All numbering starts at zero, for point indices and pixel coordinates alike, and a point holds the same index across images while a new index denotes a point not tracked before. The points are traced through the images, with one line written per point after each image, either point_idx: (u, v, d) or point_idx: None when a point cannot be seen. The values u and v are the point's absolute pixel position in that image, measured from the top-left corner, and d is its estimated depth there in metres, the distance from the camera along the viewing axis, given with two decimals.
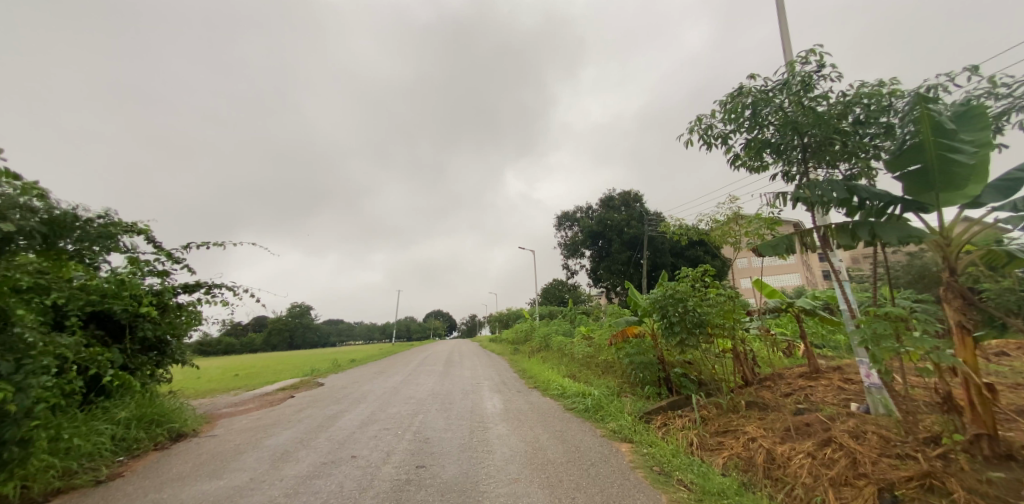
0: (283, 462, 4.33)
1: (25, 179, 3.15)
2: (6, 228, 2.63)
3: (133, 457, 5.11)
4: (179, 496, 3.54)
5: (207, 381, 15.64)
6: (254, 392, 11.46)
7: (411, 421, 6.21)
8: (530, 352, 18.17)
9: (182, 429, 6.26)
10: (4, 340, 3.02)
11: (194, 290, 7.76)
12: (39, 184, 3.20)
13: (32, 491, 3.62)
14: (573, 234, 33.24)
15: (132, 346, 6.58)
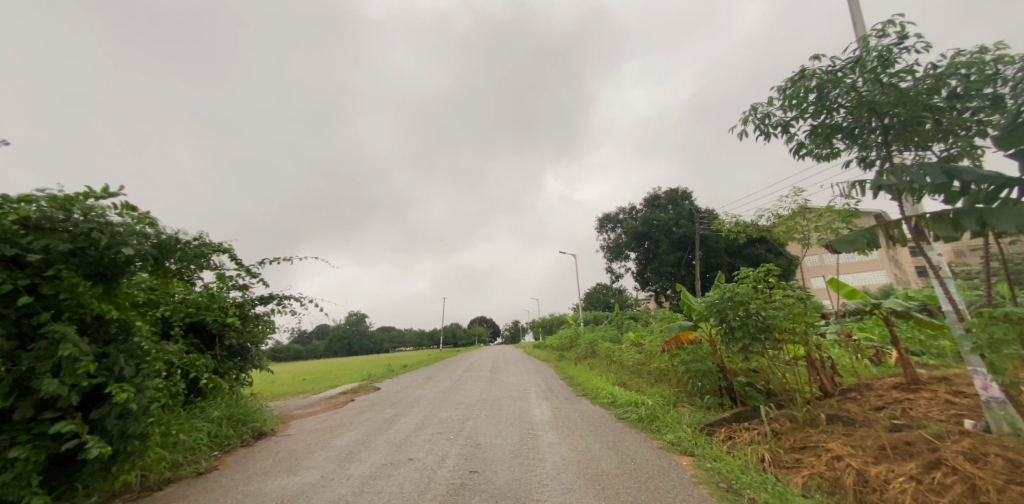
0: (349, 462, 4.62)
1: (140, 211, 3.68)
2: (126, 251, 3.09)
3: (225, 451, 5.75)
4: (262, 489, 3.91)
5: (277, 385, 17.08)
6: (319, 395, 12.35)
7: (463, 426, 6.34)
8: (577, 359, 17.80)
9: (262, 428, 6.91)
10: (127, 347, 3.56)
11: (268, 302, 8.59)
12: (151, 214, 3.71)
13: (149, 479, 4.21)
14: (617, 236, 32.25)
15: (221, 352, 7.42)
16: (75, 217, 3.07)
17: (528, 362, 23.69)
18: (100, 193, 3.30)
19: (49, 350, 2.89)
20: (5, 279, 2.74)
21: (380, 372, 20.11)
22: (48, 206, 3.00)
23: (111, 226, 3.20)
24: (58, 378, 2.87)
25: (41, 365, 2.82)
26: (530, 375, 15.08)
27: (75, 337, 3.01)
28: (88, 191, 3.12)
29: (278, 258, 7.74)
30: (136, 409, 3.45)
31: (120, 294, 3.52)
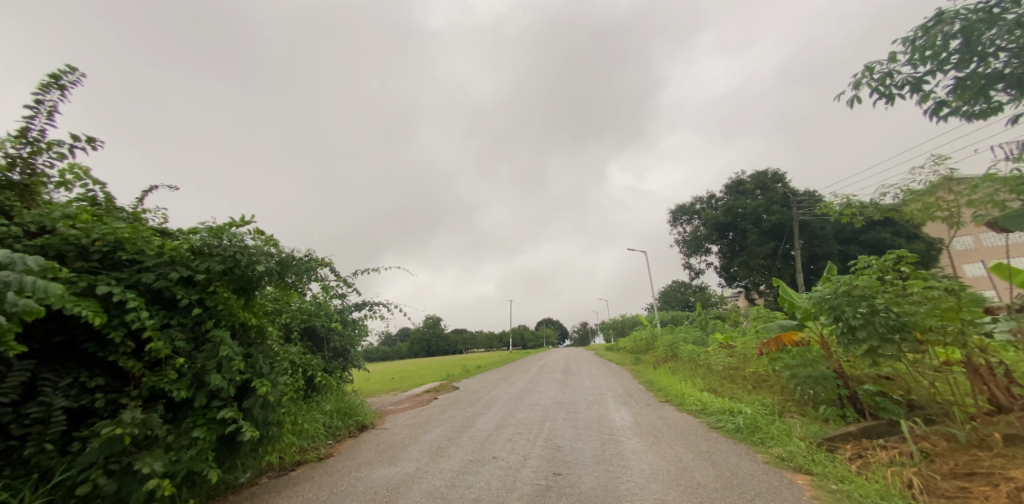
0: (441, 456, 4.95)
1: (267, 235, 4.39)
2: (259, 268, 3.72)
3: (337, 440, 6.56)
4: (370, 477, 4.38)
5: (366, 383, 18.80)
6: (407, 393, 13.37)
7: (544, 428, 6.37)
8: (657, 362, 16.74)
9: (364, 422, 7.73)
10: (263, 349, 4.26)
11: (363, 308, 9.61)
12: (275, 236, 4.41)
13: (285, 460, 5.00)
14: (694, 228, 29.73)
15: (328, 353, 8.48)
16: (224, 243, 3.79)
17: (604, 364, 22.95)
18: (239, 221, 4.02)
19: (214, 351, 3.60)
20: (183, 294, 3.50)
21: (456, 372, 21.00)
22: (205, 235, 3.75)
23: (248, 248, 3.88)
24: (220, 374, 3.55)
25: (208, 364, 3.51)
26: (605, 378, 14.58)
27: (228, 340, 3.70)
28: (232, 221, 3.83)
29: (369, 268, 8.63)
30: (272, 401, 4.12)
31: (257, 305, 4.24)
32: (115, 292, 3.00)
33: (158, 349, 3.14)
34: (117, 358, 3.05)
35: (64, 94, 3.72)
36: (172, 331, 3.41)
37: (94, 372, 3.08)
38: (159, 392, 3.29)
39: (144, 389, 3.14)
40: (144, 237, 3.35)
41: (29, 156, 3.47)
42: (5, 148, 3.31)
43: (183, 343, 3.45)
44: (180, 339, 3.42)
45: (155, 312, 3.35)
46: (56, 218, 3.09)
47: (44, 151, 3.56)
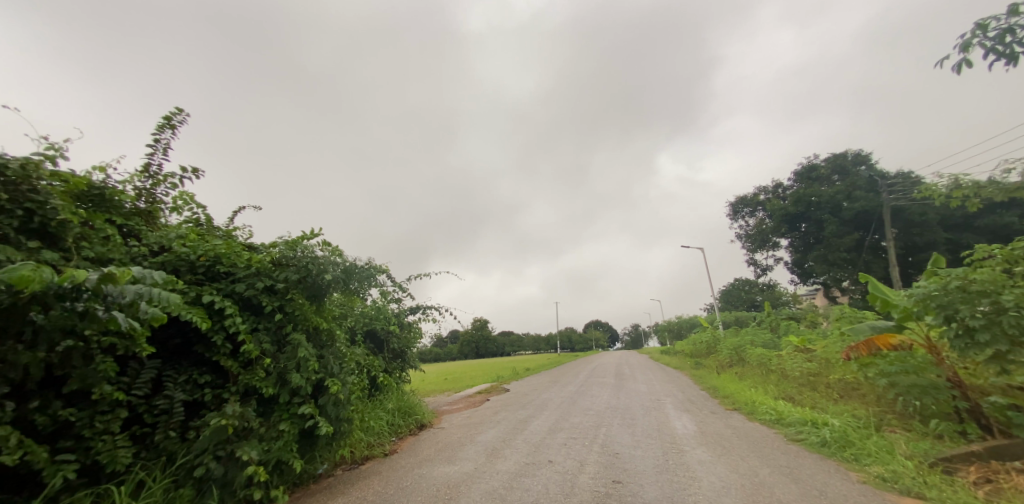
0: (497, 458, 5.04)
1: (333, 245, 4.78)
2: (326, 277, 4.08)
3: (399, 437, 6.94)
4: (432, 474, 4.58)
5: (421, 383, 19.71)
6: (460, 394, 13.75)
7: (601, 434, 6.22)
8: (721, 366, 15.62)
9: (423, 421, 8.09)
10: (333, 350, 4.63)
11: (417, 311, 10.06)
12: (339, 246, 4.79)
13: (355, 454, 5.38)
14: (758, 221, 27.46)
15: (387, 354, 9.00)
16: (298, 254, 4.20)
17: (661, 368, 21.89)
18: (310, 234, 4.43)
19: (293, 352, 3.99)
20: (267, 302, 3.92)
21: (506, 374, 21.24)
22: (283, 248, 4.17)
23: (318, 259, 4.25)
24: (299, 373, 3.92)
25: (289, 364, 3.88)
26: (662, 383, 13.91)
27: (304, 343, 4.07)
28: (303, 235, 4.23)
29: (421, 273, 9.02)
30: (342, 399, 4.45)
31: (327, 310, 4.62)
32: (214, 301, 3.45)
33: (249, 351, 3.55)
34: (219, 358, 3.50)
35: (172, 132, 4.34)
36: (259, 335, 3.84)
37: (203, 371, 3.55)
38: (251, 389, 3.72)
39: (240, 386, 3.57)
40: (236, 251, 3.83)
41: (150, 187, 4.11)
42: (133, 183, 3.95)
43: (269, 345, 3.87)
44: (266, 342, 3.84)
45: (246, 318, 3.80)
46: (170, 238, 3.66)
47: (161, 182, 4.20)
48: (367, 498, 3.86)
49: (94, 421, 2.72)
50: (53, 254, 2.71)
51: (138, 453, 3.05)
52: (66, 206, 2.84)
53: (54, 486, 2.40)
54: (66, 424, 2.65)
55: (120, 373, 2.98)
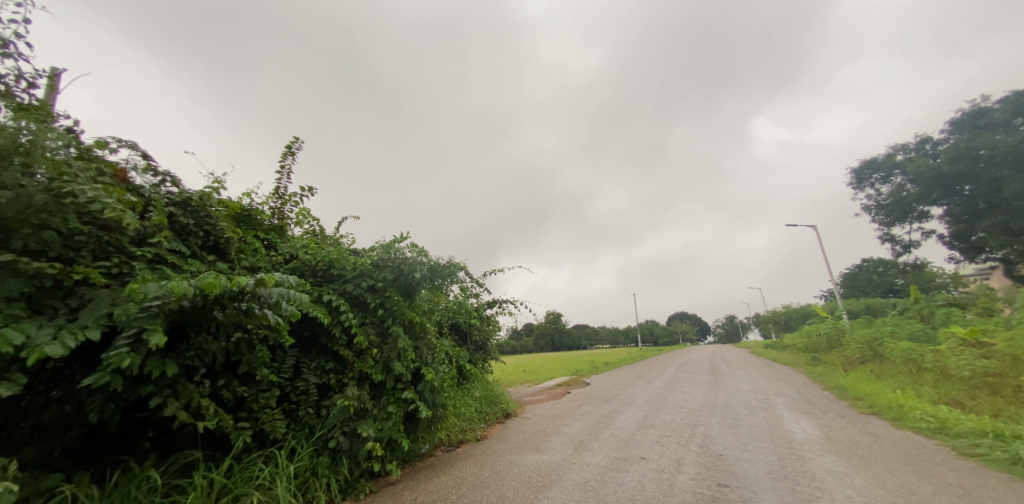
0: (586, 450, 5.01)
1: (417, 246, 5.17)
2: (415, 274, 4.48)
3: (488, 424, 7.34)
4: (522, 461, 4.75)
5: (501, 373, 20.43)
6: (541, 386, 13.97)
7: (699, 434, 5.83)
8: (849, 363, 13.38)
9: (507, 410, 8.42)
10: (426, 341, 5.03)
11: (494, 306, 10.44)
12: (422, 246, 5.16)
13: (451, 437, 5.83)
14: (895, 187, 22.90)
15: (470, 346, 9.52)
16: (391, 255, 4.65)
17: (767, 364, 19.58)
18: (399, 237, 4.87)
19: (394, 343, 4.43)
20: (371, 299, 4.43)
21: (586, 367, 20.93)
22: (380, 251, 4.66)
23: (407, 259, 4.66)
24: (400, 362, 4.36)
25: (392, 353, 4.34)
26: (769, 381, 12.44)
27: (402, 335, 4.51)
28: (394, 238, 4.68)
29: (498, 269, 9.26)
30: (437, 386, 4.84)
31: (418, 305, 5.04)
32: (332, 300, 4.02)
33: (360, 342, 4.07)
34: (338, 348, 4.07)
35: (293, 158, 5.10)
36: (367, 328, 4.36)
37: (328, 359, 4.17)
38: (365, 375, 4.25)
39: (356, 372, 4.11)
40: (344, 256, 4.41)
41: (280, 206, 4.91)
42: (268, 203, 4.77)
43: (375, 337, 4.38)
44: (372, 334, 4.35)
45: (356, 314, 4.34)
46: (297, 248, 4.36)
47: (287, 202, 4.97)
48: (466, 478, 4.15)
49: (258, 397, 3.39)
50: (223, 265, 3.45)
51: (289, 425, 3.72)
52: (228, 226, 3.58)
53: (237, 447, 3.05)
54: (242, 399, 3.36)
55: (272, 359, 3.67)
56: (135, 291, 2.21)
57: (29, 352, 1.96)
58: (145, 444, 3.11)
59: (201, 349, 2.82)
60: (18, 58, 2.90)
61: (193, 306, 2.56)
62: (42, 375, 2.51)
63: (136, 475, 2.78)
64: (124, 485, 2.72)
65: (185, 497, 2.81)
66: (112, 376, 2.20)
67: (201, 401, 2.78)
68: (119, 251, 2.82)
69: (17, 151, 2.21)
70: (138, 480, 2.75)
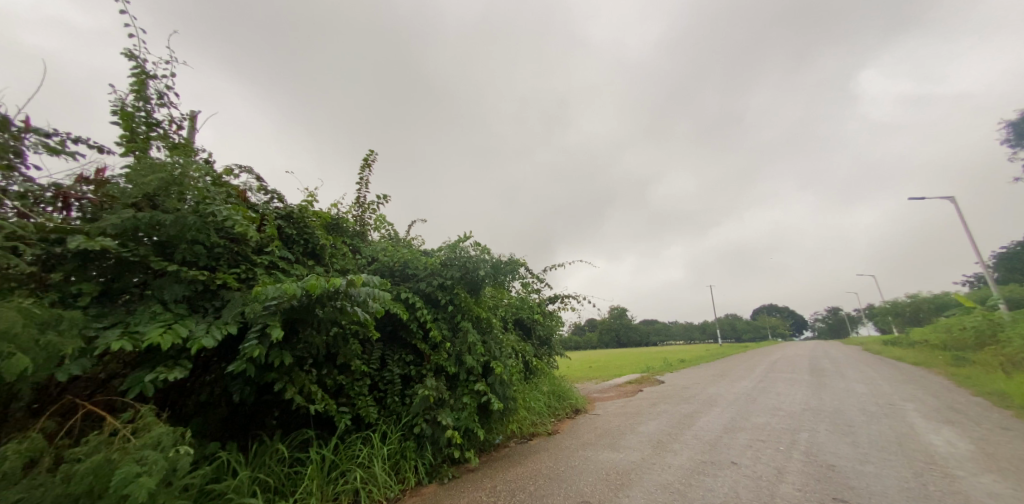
0: (669, 452, 4.77)
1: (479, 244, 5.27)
2: (480, 272, 4.59)
3: (558, 419, 7.36)
4: (596, 457, 4.68)
5: (567, 369, 20.26)
6: (608, 383, 13.62)
7: (801, 440, 5.27)
8: (1013, 363, 10.89)
9: (576, 405, 8.37)
10: (493, 337, 5.13)
11: (556, 301, 10.40)
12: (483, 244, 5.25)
13: (522, 429, 5.94)
14: None
15: (535, 341, 9.60)
16: (456, 255, 4.81)
17: (882, 364, 16.89)
18: (463, 237, 5.01)
19: (463, 338, 4.59)
20: (442, 296, 4.64)
21: (657, 365, 19.93)
22: (446, 251, 4.85)
23: (471, 258, 4.78)
24: (471, 355, 4.51)
25: (463, 347, 4.51)
26: (887, 384, 10.75)
27: (471, 329, 4.65)
28: (458, 238, 4.83)
29: (560, 264, 9.17)
30: (507, 379, 4.91)
31: (483, 301, 5.15)
32: (408, 298, 4.29)
33: (434, 336, 4.31)
34: (416, 342, 4.37)
35: (370, 169, 5.49)
36: (439, 323, 4.59)
37: (407, 352, 4.48)
38: (441, 367, 4.48)
39: (433, 365, 4.35)
40: (415, 256, 4.67)
41: (362, 214, 5.32)
42: (352, 212, 5.20)
43: (447, 332, 4.59)
44: (444, 330, 4.57)
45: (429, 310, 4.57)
46: (377, 251, 4.73)
47: (367, 210, 5.37)
48: (542, 471, 4.19)
49: (354, 385, 3.76)
50: (320, 268, 3.87)
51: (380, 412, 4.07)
52: (322, 233, 4.00)
53: (339, 428, 3.42)
54: (342, 386, 3.74)
55: (362, 351, 4.05)
56: (259, 293, 2.57)
57: (191, 343, 2.47)
58: (272, 421, 3.60)
59: (308, 342, 3.20)
60: (169, 106, 3.82)
61: (300, 305, 2.88)
62: (197, 363, 3.00)
63: (268, 447, 3.25)
64: (261, 455, 3.21)
65: (305, 469, 3.22)
66: (247, 365, 2.74)
67: (311, 387, 3.20)
68: (244, 258, 3.31)
69: (174, 182, 2.78)
70: (270, 451, 3.21)
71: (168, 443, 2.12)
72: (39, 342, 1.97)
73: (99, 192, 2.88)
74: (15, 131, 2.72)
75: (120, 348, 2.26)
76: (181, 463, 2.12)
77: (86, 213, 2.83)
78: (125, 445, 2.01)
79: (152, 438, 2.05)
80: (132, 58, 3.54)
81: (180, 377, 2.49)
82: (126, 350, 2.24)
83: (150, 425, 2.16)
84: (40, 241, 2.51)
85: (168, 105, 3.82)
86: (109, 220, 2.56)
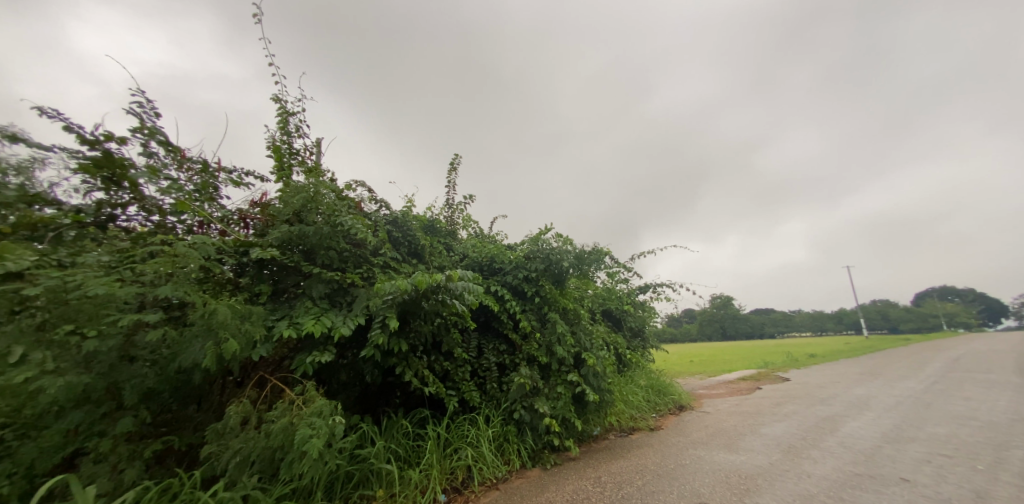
0: (808, 459, 4.14)
1: (560, 236, 5.23)
2: (564, 264, 4.58)
3: (660, 415, 6.97)
4: (712, 457, 4.31)
5: (665, 364, 18.96)
6: (716, 379, 12.40)
7: (1011, 459, 4.11)
8: None
9: (680, 401, 7.82)
10: (583, 328, 5.06)
11: (647, 291, 9.83)
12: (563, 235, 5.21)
13: (622, 422, 5.78)
14: None
15: (627, 333, 9.22)
16: (540, 247, 4.84)
17: None
18: (545, 229, 5.03)
19: (553, 329, 4.62)
20: (528, 288, 4.74)
21: (776, 360, 17.50)
22: (529, 244, 4.94)
23: (554, 249, 4.78)
24: (561, 346, 4.54)
25: (553, 338, 4.56)
26: None
27: (560, 320, 4.68)
28: (541, 232, 4.87)
29: (648, 251, 8.63)
30: (600, 370, 4.82)
31: (569, 292, 5.09)
32: (498, 291, 4.50)
33: (524, 326, 4.45)
34: (508, 331, 4.55)
35: (455, 172, 5.83)
36: (528, 314, 4.69)
37: (500, 342, 4.68)
38: (533, 356, 4.58)
39: (525, 354, 4.48)
40: (501, 251, 4.85)
41: (452, 215, 5.70)
42: (444, 213, 5.61)
43: (536, 322, 4.68)
44: (532, 321, 4.67)
45: (517, 301, 4.71)
46: (467, 248, 5.02)
47: (456, 210, 5.73)
48: (649, 466, 4.02)
49: (457, 371, 4.06)
50: (423, 266, 4.25)
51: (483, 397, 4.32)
52: (421, 235, 4.40)
53: (449, 409, 3.74)
54: (447, 371, 4.08)
55: (461, 340, 4.35)
56: (379, 289, 2.93)
57: (335, 331, 2.94)
58: (396, 400, 4.08)
59: (418, 331, 3.56)
60: (303, 137, 4.55)
61: (410, 299, 3.20)
62: (337, 349, 3.54)
63: (395, 422, 3.70)
64: (389, 429, 3.67)
65: (425, 443, 3.59)
66: (374, 350, 3.13)
67: (424, 371, 3.58)
68: (365, 259, 3.80)
69: (310, 199, 3.31)
70: (396, 426, 3.66)
71: (328, 411, 2.56)
72: (241, 330, 2.57)
73: (264, 211, 3.58)
74: (212, 171, 3.56)
75: (287, 335, 2.80)
76: (338, 429, 2.54)
77: (258, 229, 3.55)
78: (300, 412, 2.49)
79: (316, 408, 2.49)
80: (277, 101, 4.32)
81: (329, 360, 2.98)
82: (293, 337, 2.78)
83: (315, 397, 2.62)
84: (234, 252, 3.22)
85: (303, 136, 4.55)
86: (272, 234, 3.22)
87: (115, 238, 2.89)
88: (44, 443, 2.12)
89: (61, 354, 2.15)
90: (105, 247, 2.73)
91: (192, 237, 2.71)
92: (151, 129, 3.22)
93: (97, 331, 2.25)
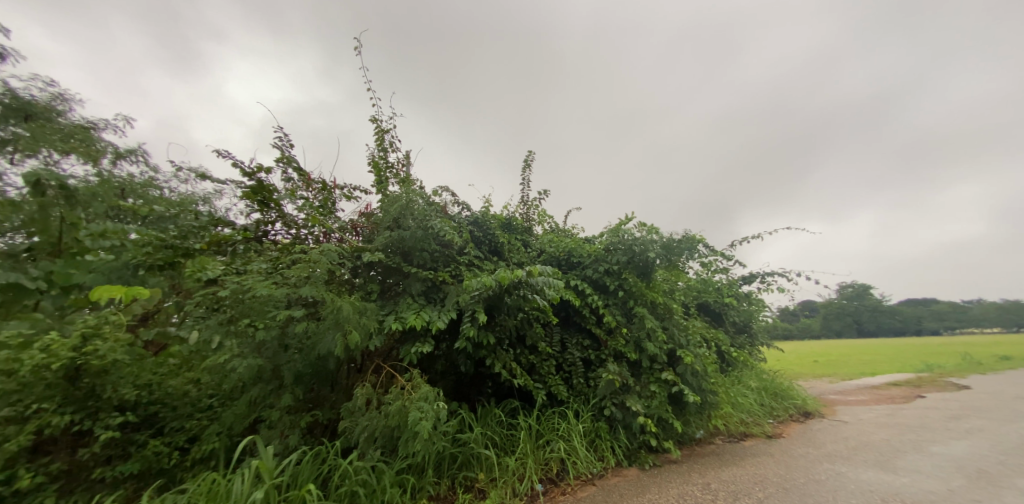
0: (1004, 489, 3.22)
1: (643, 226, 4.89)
2: (650, 255, 4.27)
3: (778, 422, 6.10)
4: (856, 475, 3.62)
5: (782, 364, 16.50)
6: (852, 383, 10.40)
7: None
8: None
9: (804, 407, 6.75)
10: (676, 323, 4.67)
11: (752, 282, 8.69)
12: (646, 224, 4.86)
13: (731, 427, 5.20)
14: None
15: (730, 329, 8.28)
16: (621, 239, 4.60)
17: None
18: (626, 220, 4.74)
19: (642, 324, 4.36)
20: (610, 282, 4.53)
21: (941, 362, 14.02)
22: (609, 236, 4.72)
23: (637, 239, 4.49)
24: (652, 342, 4.26)
25: (642, 333, 4.31)
26: None
27: (648, 314, 4.40)
28: (621, 222, 4.61)
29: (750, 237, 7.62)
30: (699, 369, 4.38)
31: (656, 286, 4.74)
32: (578, 285, 4.39)
33: (608, 321, 4.28)
34: (591, 326, 4.44)
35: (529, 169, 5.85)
36: (612, 308, 4.50)
37: (584, 337, 4.58)
38: (620, 352, 4.38)
39: (612, 349, 4.31)
40: (580, 246, 4.73)
41: (529, 211, 5.73)
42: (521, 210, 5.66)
43: (621, 317, 4.47)
44: (617, 315, 4.47)
45: (600, 296, 4.54)
46: (545, 244, 5.01)
47: (531, 207, 5.76)
48: (768, 478, 3.54)
49: (544, 365, 4.09)
50: (504, 262, 4.36)
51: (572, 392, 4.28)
52: (501, 234, 4.53)
53: (538, 401, 3.80)
54: (534, 364, 4.12)
55: (545, 335, 4.37)
56: (467, 285, 3.08)
57: (432, 325, 3.17)
58: (488, 390, 4.26)
59: (504, 325, 3.67)
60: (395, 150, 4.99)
61: (495, 294, 3.30)
62: (435, 342, 3.83)
63: (489, 411, 3.87)
64: (484, 417, 3.85)
65: (519, 433, 3.69)
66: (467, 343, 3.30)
67: (512, 364, 3.68)
68: (455, 258, 4.02)
69: (404, 205, 3.62)
70: (489, 415, 3.82)
71: (432, 397, 2.78)
72: (360, 323, 2.92)
73: (369, 220, 4.03)
74: (330, 188, 4.11)
75: (394, 329, 3.11)
76: (442, 413, 2.74)
77: (365, 235, 4.00)
78: (410, 396, 2.74)
79: (423, 394, 2.71)
80: (374, 120, 4.82)
81: (429, 351, 3.24)
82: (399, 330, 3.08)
83: (420, 384, 2.87)
84: (351, 257, 3.67)
85: (395, 150, 5.00)
86: (378, 239, 3.61)
87: (271, 250, 3.51)
88: (237, 410, 2.86)
89: (242, 341, 2.78)
90: (262, 257, 3.35)
91: (321, 245, 3.18)
92: (288, 158, 3.84)
93: (263, 323, 2.78)
